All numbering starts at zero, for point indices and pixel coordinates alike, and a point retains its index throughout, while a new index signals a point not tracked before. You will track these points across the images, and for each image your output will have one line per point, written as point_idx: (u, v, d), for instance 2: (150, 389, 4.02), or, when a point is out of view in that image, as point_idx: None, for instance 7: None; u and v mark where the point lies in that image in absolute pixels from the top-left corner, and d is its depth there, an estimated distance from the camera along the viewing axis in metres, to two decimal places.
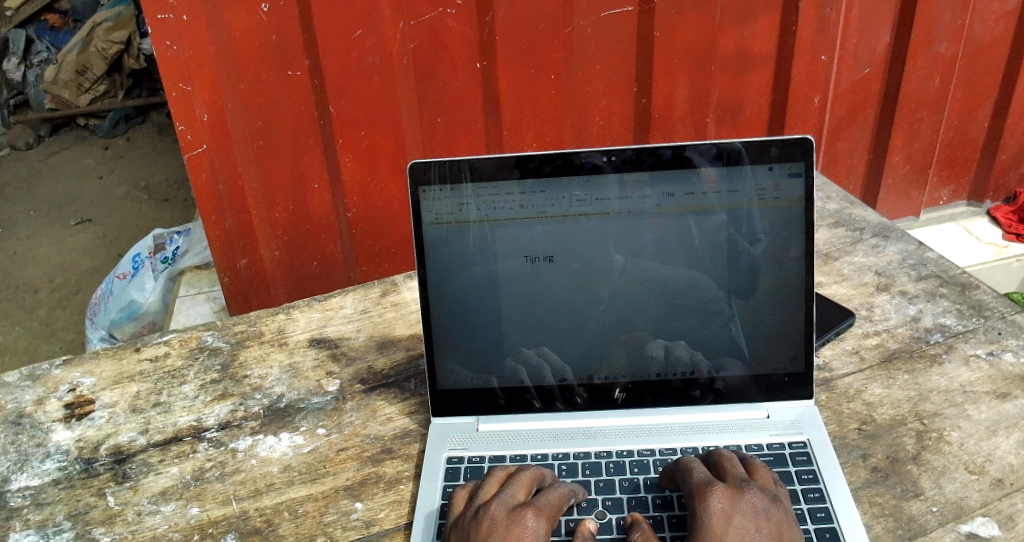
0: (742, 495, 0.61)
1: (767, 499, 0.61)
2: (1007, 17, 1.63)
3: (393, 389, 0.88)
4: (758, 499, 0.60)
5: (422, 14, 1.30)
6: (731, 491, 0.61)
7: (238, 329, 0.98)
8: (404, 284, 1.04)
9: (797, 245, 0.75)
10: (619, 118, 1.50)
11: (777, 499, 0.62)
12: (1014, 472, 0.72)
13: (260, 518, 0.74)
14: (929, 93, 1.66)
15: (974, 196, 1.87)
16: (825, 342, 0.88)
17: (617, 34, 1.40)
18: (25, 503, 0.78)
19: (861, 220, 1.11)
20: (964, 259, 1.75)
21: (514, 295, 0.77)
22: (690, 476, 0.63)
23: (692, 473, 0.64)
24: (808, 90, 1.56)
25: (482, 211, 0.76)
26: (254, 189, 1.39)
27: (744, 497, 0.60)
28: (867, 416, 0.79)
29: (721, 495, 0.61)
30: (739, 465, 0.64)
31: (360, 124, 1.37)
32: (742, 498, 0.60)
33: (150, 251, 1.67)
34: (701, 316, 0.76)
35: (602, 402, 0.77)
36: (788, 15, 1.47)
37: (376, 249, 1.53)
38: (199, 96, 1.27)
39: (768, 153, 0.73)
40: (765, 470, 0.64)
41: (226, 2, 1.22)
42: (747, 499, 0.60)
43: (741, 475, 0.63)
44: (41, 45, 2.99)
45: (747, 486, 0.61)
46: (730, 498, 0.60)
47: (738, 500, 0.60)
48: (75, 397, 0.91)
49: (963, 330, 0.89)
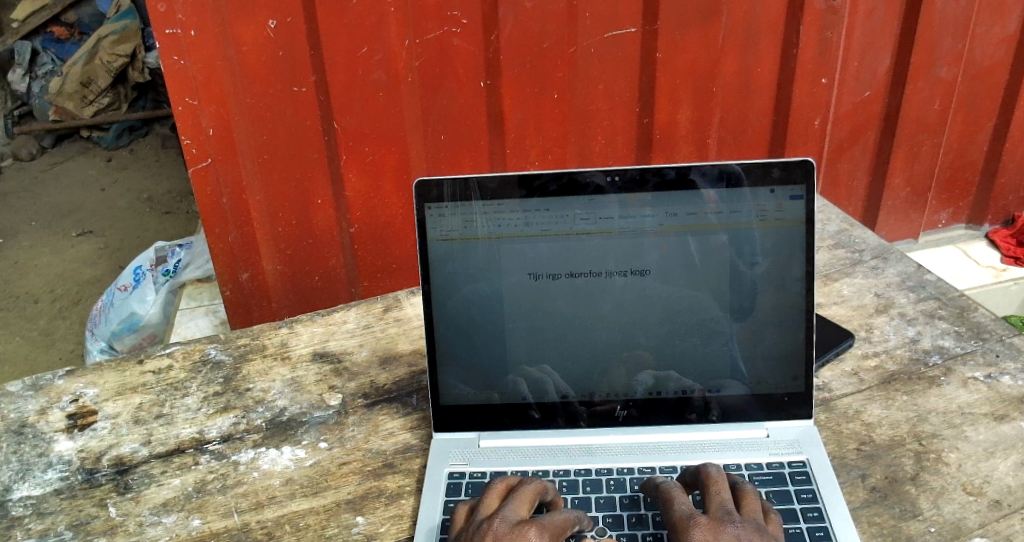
0: (723, 528, 0.61)
1: (750, 529, 0.61)
2: (1007, 42, 1.65)
3: (396, 403, 0.88)
4: (740, 532, 0.60)
5: (428, 32, 1.32)
6: (713, 524, 0.61)
7: (241, 343, 0.99)
8: (407, 300, 1.05)
9: (798, 266, 0.75)
10: (622, 137, 1.51)
11: (760, 527, 0.61)
12: (1011, 493, 0.73)
13: (261, 530, 0.74)
14: (928, 116, 1.67)
15: (973, 219, 1.89)
16: (825, 363, 0.89)
17: (620, 54, 1.42)
18: (26, 512, 0.78)
19: (861, 241, 1.12)
20: (963, 281, 1.77)
21: (518, 311, 0.78)
22: (672, 507, 0.63)
23: (674, 503, 0.64)
24: (808, 113, 1.58)
25: (486, 228, 0.77)
26: (258, 203, 1.40)
27: (725, 529, 0.60)
28: (866, 436, 0.80)
29: (702, 529, 0.60)
30: (723, 491, 0.64)
31: (366, 140, 1.39)
32: (723, 530, 0.60)
33: (152, 264, 1.68)
34: (703, 334, 0.77)
35: (604, 420, 0.77)
36: (790, 38, 1.49)
37: (379, 264, 1.54)
38: (205, 110, 1.28)
39: (770, 174, 0.75)
40: (751, 496, 0.64)
41: (236, 17, 1.23)
42: (728, 531, 0.60)
43: (725, 505, 0.63)
44: (46, 57, 3.02)
45: (729, 518, 0.61)
46: (712, 531, 0.60)
47: (719, 533, 0.60)
48: (79, 407, 0.91)
49: (961, 352, 0.90)
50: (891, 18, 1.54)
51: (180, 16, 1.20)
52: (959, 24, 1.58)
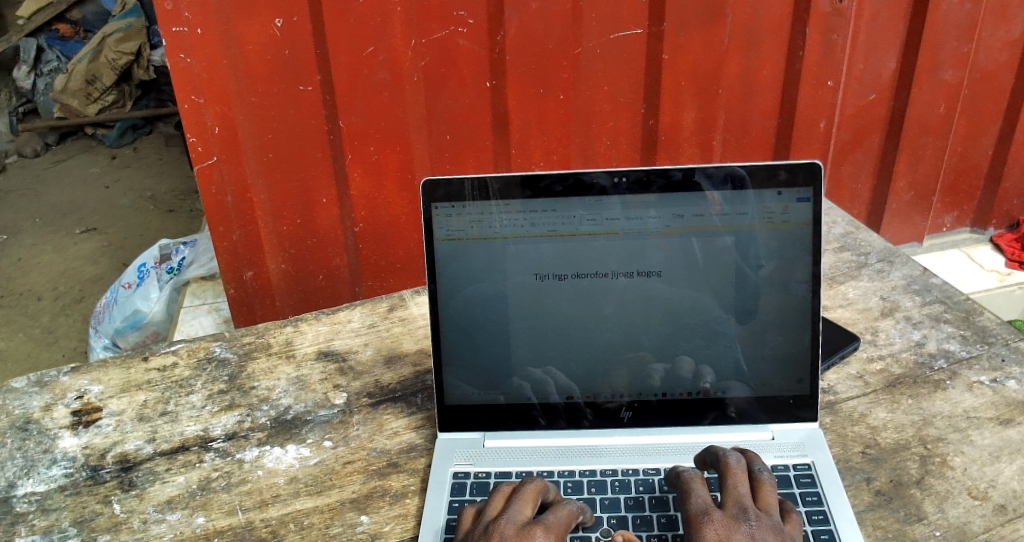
0: (738, 526, 0.60)
1: (765, 527, 0.61)
2: (1012, 46, 1.64)
3: (401, 403, 0.88)
4: (754, 531, 0.60)
5: (433, 32, 1.32)
6: (729, 521, 0.61)
7: (245, 341, 0.99)
8: (412, 299, 1.05)
9: (802, 268, 0.75)
10: (626, 139, 1.51)
11: (775, 525, 0.61)
12: (1017, 498, 0.73)
13: (265, 529, 0.74)
14: (933, 119, 1.67)
15: (977, 223, 1.89)
16: (830, 366, 0.89)
17: (625, 55, 1.42)
18: (30, 509, 0.78)
19: (866, 244, 1.12)
20: (967, 285, 1.77)
21: (522, 312, 0.78)
22: (689, 501, 0.63)
23: (691, 497, 0.63)
24: (813, 116, 1.58)
25: (491, 229, 0.77)
26: (262, 202, 1.40)
27: (739, 529, 0.60)
28: (871, 439, 0.80)
29: (716, 528, 0.60)
30: (741, 485, 0.64)
31: (370, 139, 1.39)
32: (737, 529, 0.60)
33: (156, 261, 1.67)
34: (707, 336, 0.77)
35: (607, 421, 0.77)
36: (795, 40, 1.48)
37: (382, 264, 1.54)
38: (210, 108, 1.28)
39: (776, 177, 0.75)
40: (769, 490, 0.64)
41: (241, 16, 1.23)
42: (742, 530, 0.60)
43: (742, 501, 0.63)
44: (51, 54, 3.03)
45: (745, 516, 0.61)
46: (727, 528, 0.60)
47: (733, 531, 0.60)
48: (83, 404, 0.91)
49: (967, 356, 0.90)
50: (897, 20, 1.54)
51: (185, 15, 1.20)
52: (965, 27, 1.58)
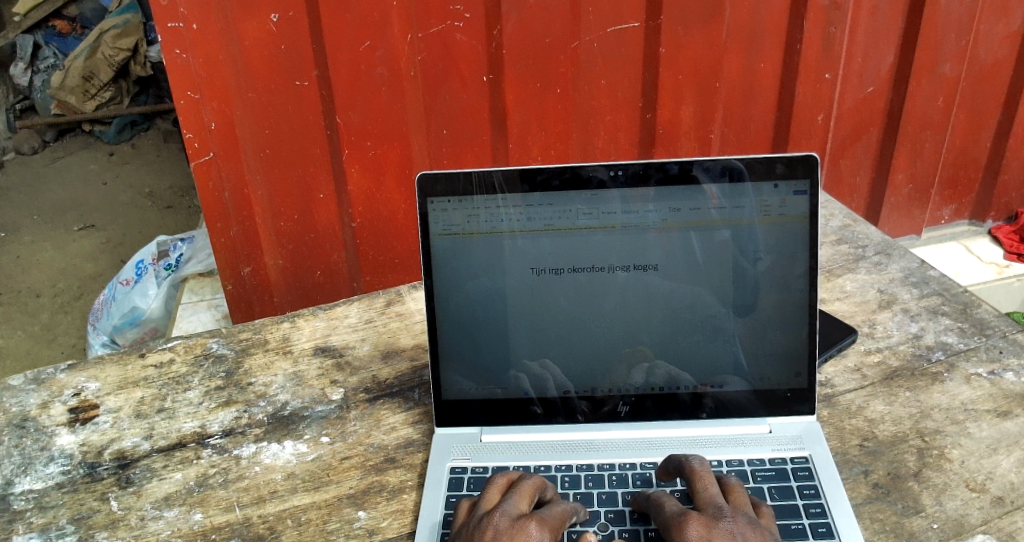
0: (717, 523, 0.60)
1: (743, 522, 0.60)
2: (1011, 38, 1.64)
3: (398, 398, 0.88)
4: (734, 526, 0.60)
5: (431, 27, 1.32)
6: (707, 519, 0.60)
7: (243, 337, 0.99)
8: (408, 294, 1.05)
9: (801, 262, 0.75)
10: (625, 133, 1.51)
11: (753, 520, 0.61)
12: (1014, 490, 0.73)
13: (263, 525, 0.74)
14: (932, 115, 1.67)
15: (976, 215, 1.88)
16: (828, 359, 0.89)
17: (623, 49, 1.41)
18: (28, 506, 0.78)
19: (864, 237, 1.12)
20: (965, 278, 1.77)
21: (520, 307, 0.78)
22: (663, 509, 0.63)
23: (664, 506, 0.63)
24: (811, 110, 1.58)
25: (488, 224, 0.77)
26: (261, 198, 1.40)
27: (719, 525, 0.60)
28: (869, 432, 0.80)
29: (696, 526, 0.60)
30: (711, 485, 0.64)
31: (368, 135, 1.38)
32: (717, 526, 0.60)
33: (154, 257, 1.67)
34: (705, 330, 0.77)
35: (604, 416, 0.77)
36: (794, 33, 1.48)
37: (381, 260, 1.54)
38: (208, 104, 1.28)
39: (773, 170, 0.74)
40: (740, 491, 0.64)
41: (238, 11, 1.23)
42: (723, 526, 0.60)
43: (715, 499, 0.63)
44: (47, 51, 3.01)
45: (721, 514, 0.61)
46: (707, 525, 0.60)
47: (714, 527, 0.60)
48: (80, 401, 0.91)
49: (965, 348, 0.90)
50: (896, 14, 1.54)
51: (182, 11, 1.20)
52: (964, 22, 1.58)
